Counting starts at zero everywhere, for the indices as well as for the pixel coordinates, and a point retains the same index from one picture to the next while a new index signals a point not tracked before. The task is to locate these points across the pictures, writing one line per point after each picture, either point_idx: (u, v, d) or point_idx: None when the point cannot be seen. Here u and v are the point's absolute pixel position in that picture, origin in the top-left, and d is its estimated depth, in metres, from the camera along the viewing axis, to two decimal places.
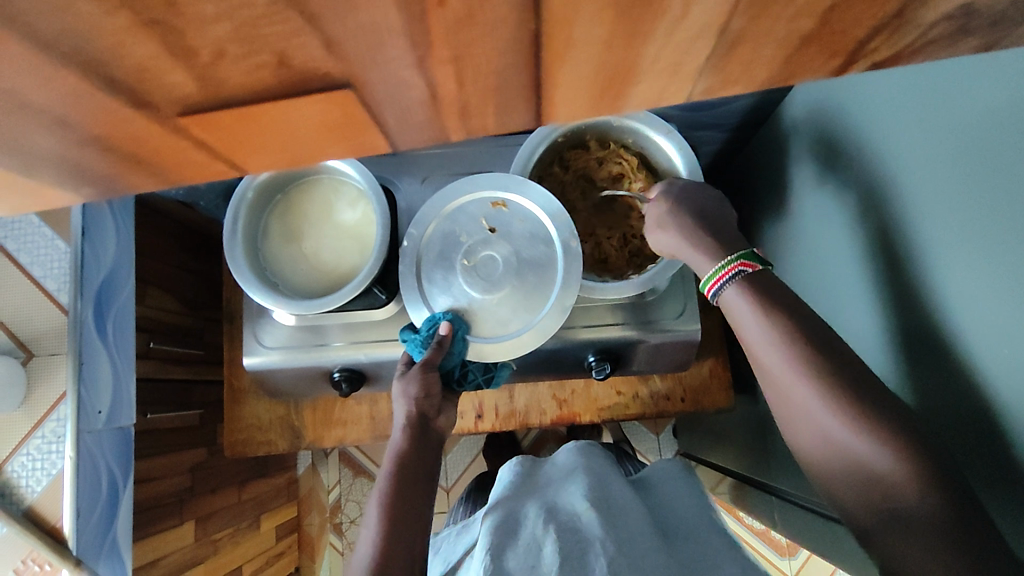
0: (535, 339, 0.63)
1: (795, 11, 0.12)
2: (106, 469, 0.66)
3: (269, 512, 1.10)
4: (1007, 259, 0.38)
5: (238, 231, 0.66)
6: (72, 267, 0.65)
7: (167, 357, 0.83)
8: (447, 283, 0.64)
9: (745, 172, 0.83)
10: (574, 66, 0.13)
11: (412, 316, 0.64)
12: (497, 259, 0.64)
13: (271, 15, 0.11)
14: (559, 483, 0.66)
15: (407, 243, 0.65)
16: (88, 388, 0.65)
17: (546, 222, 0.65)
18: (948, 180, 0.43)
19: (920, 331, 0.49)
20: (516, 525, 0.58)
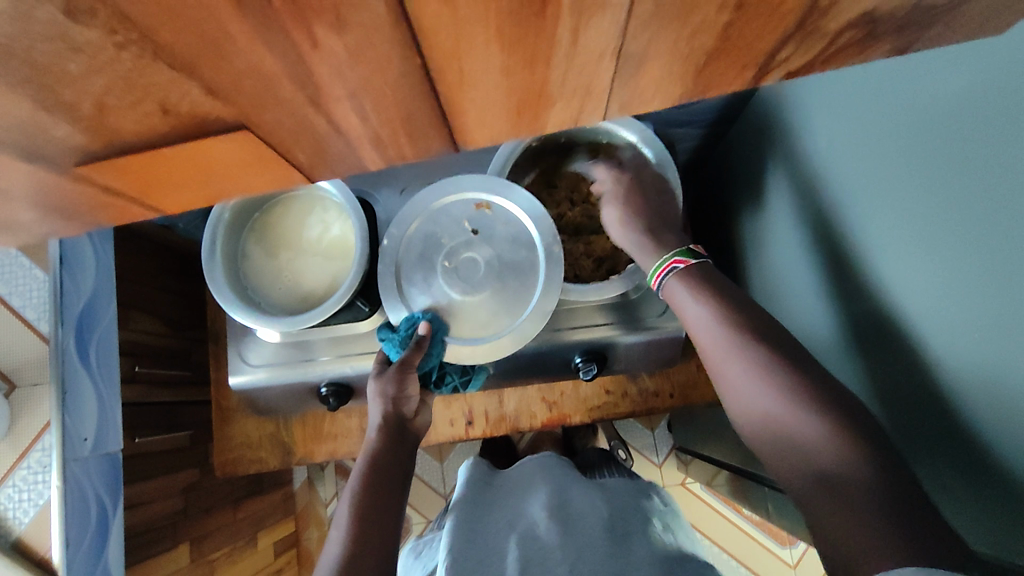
0: (516, 342, 0.63)
1: (684, 24, 0.14)
2: (95, 495, 0.66)
3: (266, 530, 1.10)
4: (972, 245, 0.38)
5: (216, 251, 0.65)
6: (51, 295, 0.64)
7: (153, 380, 0.83)
8: (427, 284, 0.64)
9: (722, 166, 0.84)
10: (471, 89, 0.16)
11: (392, 319, 0.64)
12: (478, 260, 0.64)
13: (155, 64, 0.14)
14: (518, 494, 0.74)
15: (388, 243, 0.65)
16: (73, 415, 0.65)
17: (530, 225, 0.65)
18: (907, 170, 0.43)
19: (885, 321, 0.49)
20: (484, 531, 0.67)
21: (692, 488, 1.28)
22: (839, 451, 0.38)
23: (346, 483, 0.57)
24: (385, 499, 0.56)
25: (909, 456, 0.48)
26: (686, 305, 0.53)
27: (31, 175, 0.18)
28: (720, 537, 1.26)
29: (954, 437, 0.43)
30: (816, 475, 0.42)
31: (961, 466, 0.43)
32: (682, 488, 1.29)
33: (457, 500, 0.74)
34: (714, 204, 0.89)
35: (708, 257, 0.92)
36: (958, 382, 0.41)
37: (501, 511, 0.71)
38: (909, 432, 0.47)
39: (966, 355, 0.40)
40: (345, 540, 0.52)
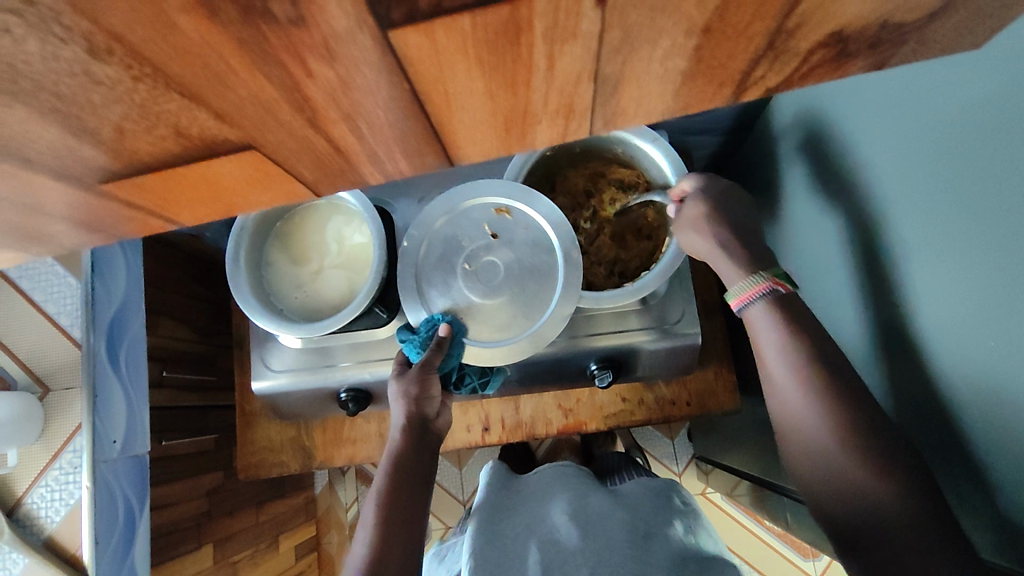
0: (534, 344, 0.65)
1: (655, 45, 0.15)
2: (122, 495, 0.68)
3: (288, 533, 1.11)
4: (1006, 252, 0.37)
5: (240, 260, 0.67)
6: (85, 304, 0.67)
7: (180, 385, 0.85)
8: (446, 286, 0.65)
9: (741, 174, 0.84)
10: (461, 109, 0.17)
11: (411, 318, 0.65)
12: (499, 264, 0.64)
13: (163, 96, 0.15)
14: (538, 498, 0.74)
15: (408, 246, 0.66)
16: (104, 418, 0.67)
17: (550, 231, 0.65)
18: (936, 176, 0.42)
19: (920, 327, 0.47)
20: (505, 533, 0.68)
21: (712, 499, 1.27)
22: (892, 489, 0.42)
23: (371, 485, 0.59)
24: (409, 502, 0.59)
25: (935, 462, 0.48)
26: (756, 324, 0.51)
27: (59, 191, 0.19)
28: (742, 548, 1.25)
29: (986, 444, 0.42)
30: (857, 484, 0.44)
31: (994, 473, 0.42)
32: (702, 497, 1.28)
33: (478, 504, 0.75)
34: None
35: None
36: (992, 389, 0.40)
37: (521, 515, 0.71)
38: (937, 436, 0.47)
39: (1000, 370, 0.39)
40: (370, 545, 0.55)
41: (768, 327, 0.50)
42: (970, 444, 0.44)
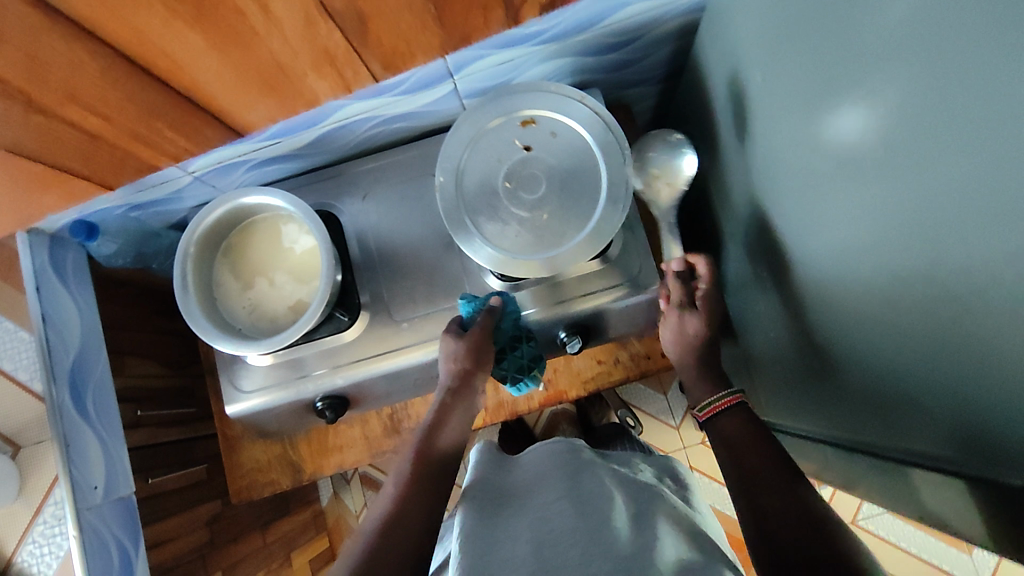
0: (568, 267, 0.61)
1: None
2: (114, 539, 0.68)
3: (301, 549, 1.12)
4: (908, 158, 0.38)
5: (189, 287, 0.66)
6: (41, 353, 0.67)
7: (160, 421, 0.85)
8: (493, 209, 0.62)
9: (680, 122, 0.84)
10: None
11: (466, 249, 0.61)
12: (539, 178, 0.62)
13: None
14: (531, 478, 0.74)
15: (442, 178, 0.63)
16: (79, 466, 0.67)
17: (585, 132, 0.63)
18: (845, 97, 0.43)
19: (840, 246, 0.48)
20: (497, 512, 0.68)
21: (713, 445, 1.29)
22: (803, 512, 0.47)
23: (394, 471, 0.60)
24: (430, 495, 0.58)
25: (879, 378, 0.48)
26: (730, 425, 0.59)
27: None
28: None
29: (909, 352, 0.44)
30: (781, 506, 0.49)
31: (926, 380, 0.43)
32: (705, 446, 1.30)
33: (469, 487, 0.74)
34: None
35: (686, 213, 0.92)
36: (908, 295, 0.41)
37: (512, 497, 0.71)
38: (870, 352, 0.48)
39: (906, 280, 0.41)
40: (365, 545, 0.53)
41: (730, 421, 0.59)
42: (897, 351, 0.45)
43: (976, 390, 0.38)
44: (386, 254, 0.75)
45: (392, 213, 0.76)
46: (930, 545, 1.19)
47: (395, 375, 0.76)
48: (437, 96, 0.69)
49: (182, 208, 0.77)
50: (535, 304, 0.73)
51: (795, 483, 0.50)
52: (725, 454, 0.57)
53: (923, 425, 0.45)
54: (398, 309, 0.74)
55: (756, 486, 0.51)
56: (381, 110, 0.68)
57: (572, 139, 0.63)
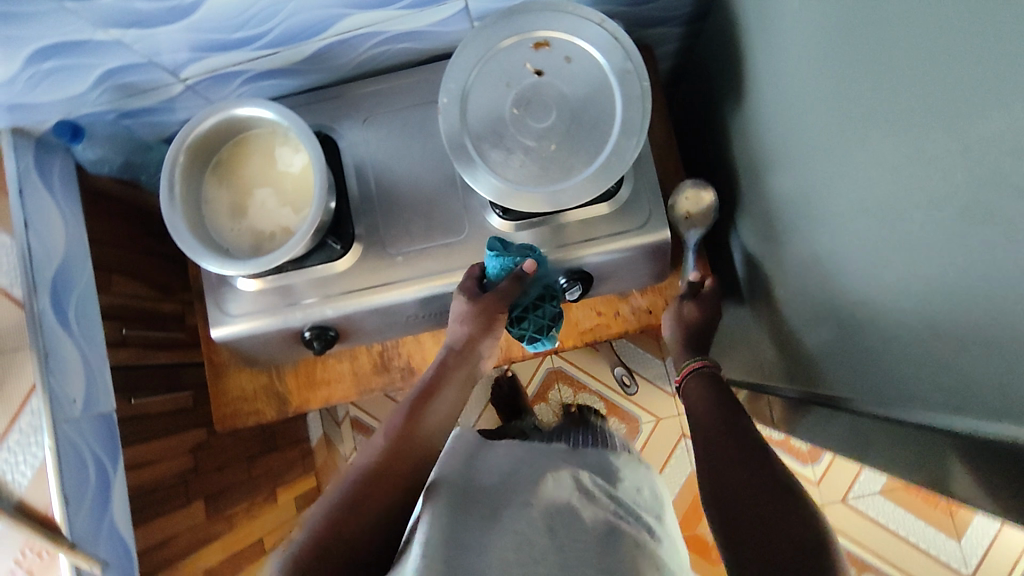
0: (574, 202, 0.57)
1: None
2: (91, 454, 0.67)
3: (287, 485, 1.12)
4: (965, 81, 0.34)
5: (176, 200, 0.63)
6: (19, 262, 0.64)
7: (146, 343, 0.83)
8: (498, 136, 0.59)
9: (702, 69, 0.79)
10: None
11: (467, 178, 0.57)
12: (549, 105, 0.58)
13: None
14: (510, 478, 0.65)
15: (446, 101, 0.59)
16: (58, 378, 0.65)
17: (601, 59, 0.58)
18: (900, 17, 0.38)
19: (877, 191, 0.44)
20: (471, 507, 0.58)
21: None
22: (769, 491, 0.50)
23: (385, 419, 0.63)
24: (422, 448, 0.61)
25: (910, 337, 0.45)
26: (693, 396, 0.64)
27: None
28: None
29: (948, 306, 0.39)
30: (748, 485, 0.51)
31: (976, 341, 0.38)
32: None
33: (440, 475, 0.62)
34: (700, 110, 0.84)
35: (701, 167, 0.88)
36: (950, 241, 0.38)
37: (488, 495, 0.61)
38: (900, 308, 0.45)
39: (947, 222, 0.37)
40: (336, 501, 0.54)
41: (695, 388, 0.64)
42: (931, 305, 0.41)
43: (1006, 348, 0.35)
44: (384, 183, 0.72)
45: (392, 141, 0.73)
46: (918, 528, 1.18)
47: (387, 311, 0.73)
48: (445, 16, 0.65)
49: (174, 122, 0.74)
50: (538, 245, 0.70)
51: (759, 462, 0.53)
52: (698, 430, 0.60)
53: (962, 396, 0.40)
54: (392, 241, 0.71)
55: (725, 465, 0.54)
56: (385, 26, 0.64)
57: (587, 67, 0.59)
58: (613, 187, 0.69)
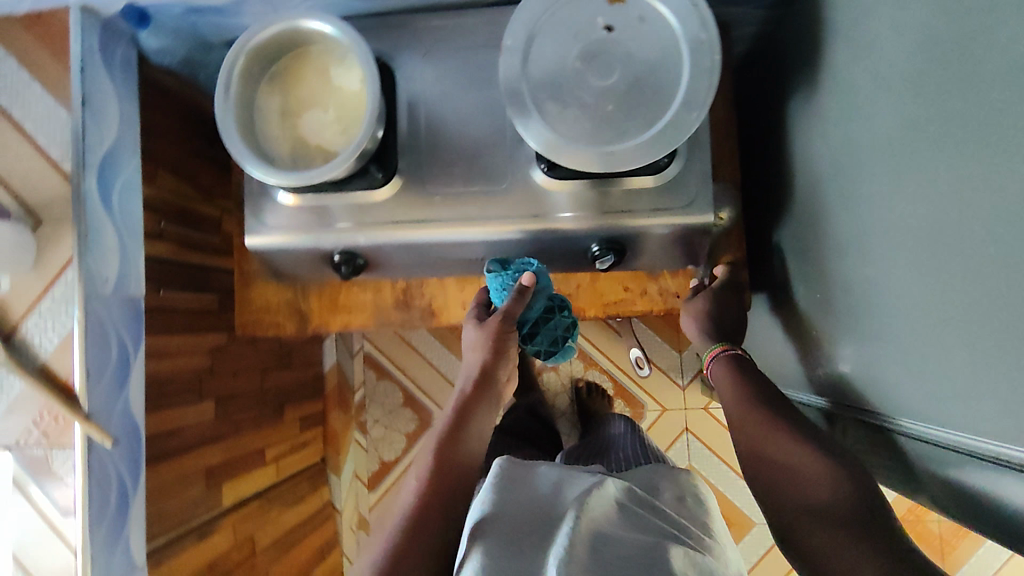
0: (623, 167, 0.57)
1: None
2: (116, 335, 0.69)
3: (292, 404, 1.16)
4: None
5: (231, 102, 0.64)
6: (72, 137, 0.67)
7: (182, 241, 0.85)
8: (556, 87, 0.57)
9: (778, 57, 0.76)
10: None
11: (518, 126, 0.57)
12: (614, 62, 0.57)
13: None
14: (558, 496, 0.61)
15: (512, 42, 0.58)
16: (94, 256, 0.67)
17: (676, 24, 0.56)
18: None
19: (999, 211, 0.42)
20: (523, 538, 0.56)
21: (714, 412, 1.28)
22: (831, 488, 0.53)
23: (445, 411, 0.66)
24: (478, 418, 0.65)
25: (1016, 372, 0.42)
26: (725, 391, 0.68)
27: None
28: None
29: None
30: (813, 487, 0.54)
31: None
32: (704, 411, 1.29)
33: (492, 502, 0.59)
34: (767, 99, 0.81)
35: (758, 158, 0.85)
36: None
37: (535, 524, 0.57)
38: (1005, 336, 0.43)
39: None
40: (389, 544, 0.55)
41: (725, 382, 0.68)
42: None
43: None
44: (435, 120, 0.71)
45: (449, 79, 0.72)
46: None
47: (417, 248, 0.74)
48: None
49: (239, 25, 0.74)
50: (576, 208, 0.70)
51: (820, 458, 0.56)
52: (746, 429, 0.63)
53: None
54: (432, 180, 0.71)
55: (787, 470, 0.57)
56: None
57: (663, 31, 0.57)
58: (664, 162, 0.67)
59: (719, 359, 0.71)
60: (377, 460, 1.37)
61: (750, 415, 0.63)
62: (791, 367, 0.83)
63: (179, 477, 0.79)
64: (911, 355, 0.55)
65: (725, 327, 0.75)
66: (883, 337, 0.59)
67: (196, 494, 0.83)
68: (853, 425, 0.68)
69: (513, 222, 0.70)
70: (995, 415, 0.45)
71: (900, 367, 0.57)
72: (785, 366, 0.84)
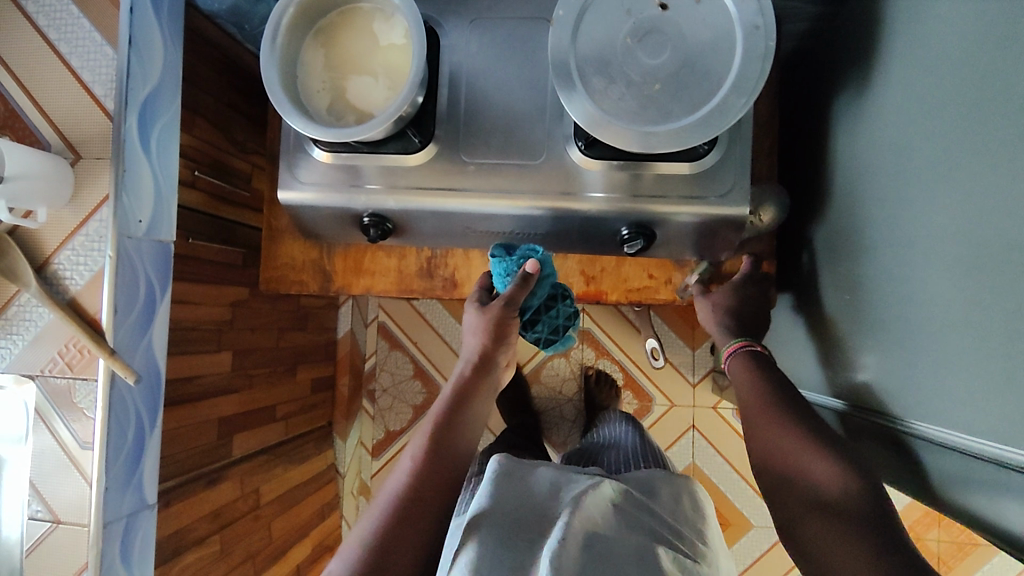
0: (663, 148, 0.56)
1: None
2: (144, 276, 0.70)
3: (305, 365, 1.17)
4: None
5: (277, 52, 0.64)
6: (118, 75, 0.67)
7: (214, 192, 0.86)
8: (604, 63, 0.57)
9: (827, 54, 0.75)
10: None
11: (562, 98, 0.56)
12: (665, 42, 0.56)
13: None
14: (556, 494, 0.61)
15: (564, 13, 0.57)
16: (130, 194, 0.68)
17: (732, 9, 0.56)
18: None
19: None
20: (515, 534, 0.55)
21: (722, 412, 1.28)
22: (842, 487, 0.53)
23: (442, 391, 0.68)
24: (474, 406, 0.67)
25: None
26: (744, 380, 0.68)
27: None
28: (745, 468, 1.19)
29: None
30: (825, 483, 0.54)
31: None
32: (713, 410, 1.29)
33: (488, 497, 0.59)
34: (811, 98, 0.80)
35: (797, 158, 0.84)
36: None
37: (531, 517, 0.57)
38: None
39: None
40: (382, 516, 0.56)
41: (744, 372, 0.68)
42: None
43: None
44: (476, 90, 0.71)
45: (493, 50, 0.71)
46: None
47: (446, 217, 0.74)
48: None
49: None
50: (609, 190, 0.69)
51: (835, 456, 0.56)
52: (761, 421, 0.63)
53: None
54: (467, 149, 0.71)
55: (797, 465, 0.57)
56: None
57: (716, 15, 0.56)
58: (703, 150, 0.66)
59: (738, 355, 0.71)
60: (382, 430, 1.38)
61: (767, 410, 0.62)
62: (809, 370, 0.83)
63: (192, 423, 0.81)
64: (935, 363, 0.54)
65: (745, 321, 0.75)
66: (908, 343, 0.58)
67: (207, 442, 0.84)
68: (868, 429, 0.67)
69: (544, 198, 0.70)
70: (1017, 425, 0.45)
71: (922, 374, 0.56)
72: (804, 369, 0.84)
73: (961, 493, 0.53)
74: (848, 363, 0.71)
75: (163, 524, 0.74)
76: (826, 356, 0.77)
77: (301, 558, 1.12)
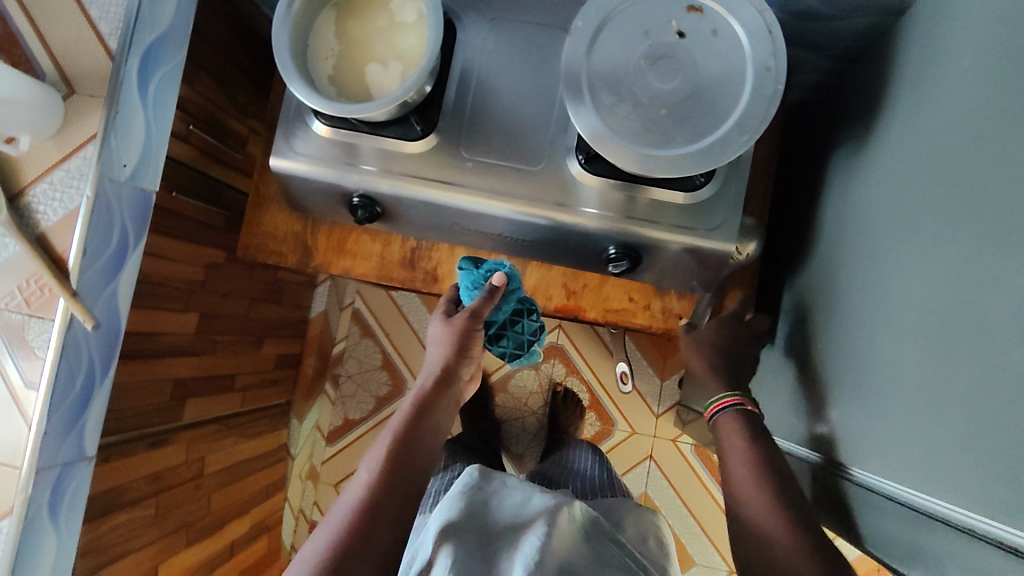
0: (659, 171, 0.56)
1: None
2: (120, 222, 0.69)
3: (273, 339, 1.15)
4: None
5: (291, 17, 0.63)
6: (126, 17, 0.67)
7: (207, 150, 0.85)
8: (614, 79, 0.57)
9: (832, 108, 0.76)
10: None
11: (568, 108, 0.57)
12: (676, 69, 0.57)
13: None
14: (518, 514, 0.60)
15: (582, 24, 0.58)
16: (119, 138, 0.68)
17: (746, 45, 0.57)
18: None
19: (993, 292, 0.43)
20: (490, 543, 0.56)
21: (681, 446, 1.28)
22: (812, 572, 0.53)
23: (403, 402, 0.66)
24: (434, 419, 0.66)
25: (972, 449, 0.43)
26: (729, 434, 0.67)
27: None
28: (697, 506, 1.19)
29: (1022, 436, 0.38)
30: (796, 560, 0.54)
31: None
32: (673, 442, 1.29)
33: (457, 512, 0.60)
34: (811, 148, 0.81)
35: (790, 205, 0.85)
36: None
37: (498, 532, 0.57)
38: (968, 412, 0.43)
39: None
40: (332, 536, 0.55)
41: (731, 428, 0.68)
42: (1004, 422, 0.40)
43: None
44: (485, 88, 0.71)
45: (506, 52, 0.71)
46: None
47: (436, 210, 0.73)
48: None
49: None
50: (603, 207, 0.69)
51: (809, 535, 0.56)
52: (741, 481, 0.63)
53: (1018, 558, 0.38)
54: (468, 145, 0.70)
55: (769, 537, 0.57)
56: None
57: (730, 49, 0.57)
58: (698, 181, 0.67)
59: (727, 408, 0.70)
60: (341, 417, 1.36)
61: (751, 470, 0.62)
62: (774, 415, 0.83)
63: (146, 380, 0.78)
64: (888, 422, 0.55)
65: (717, 357, 0.75)
66: (866, 399, 0.59)
67: (158, 402, 0.81)
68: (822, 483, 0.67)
69: (537, 206, 0.70)
70: (952, 491, 0.46)
71: (874, 431, 0.57)
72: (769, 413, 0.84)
73: (899, 555, 0.53)
74: (812, 413, 0.71)
75: (98, 479, 0.71)
76: (791, 403, 0.77)
77: (237, 535, 1.09)
